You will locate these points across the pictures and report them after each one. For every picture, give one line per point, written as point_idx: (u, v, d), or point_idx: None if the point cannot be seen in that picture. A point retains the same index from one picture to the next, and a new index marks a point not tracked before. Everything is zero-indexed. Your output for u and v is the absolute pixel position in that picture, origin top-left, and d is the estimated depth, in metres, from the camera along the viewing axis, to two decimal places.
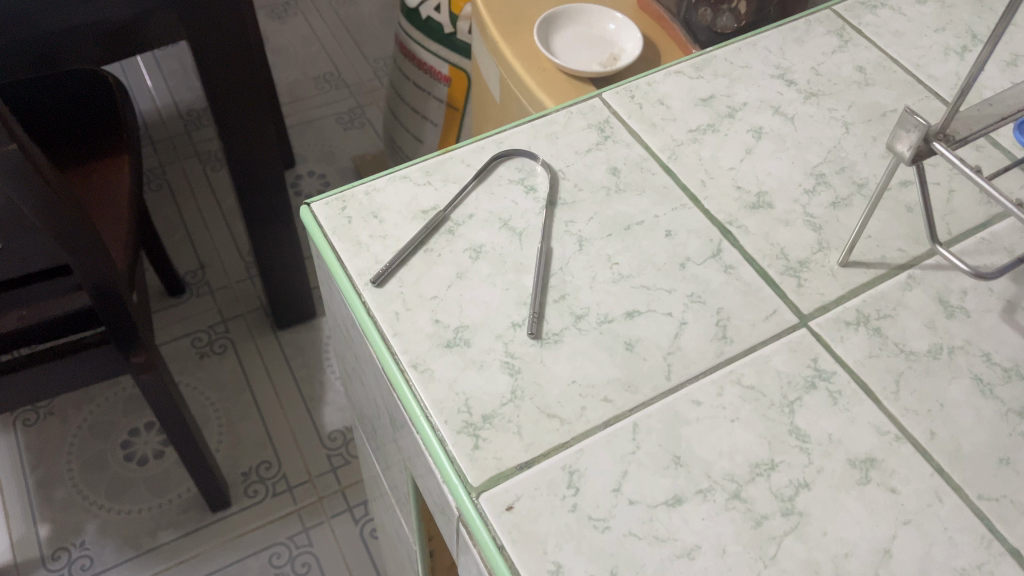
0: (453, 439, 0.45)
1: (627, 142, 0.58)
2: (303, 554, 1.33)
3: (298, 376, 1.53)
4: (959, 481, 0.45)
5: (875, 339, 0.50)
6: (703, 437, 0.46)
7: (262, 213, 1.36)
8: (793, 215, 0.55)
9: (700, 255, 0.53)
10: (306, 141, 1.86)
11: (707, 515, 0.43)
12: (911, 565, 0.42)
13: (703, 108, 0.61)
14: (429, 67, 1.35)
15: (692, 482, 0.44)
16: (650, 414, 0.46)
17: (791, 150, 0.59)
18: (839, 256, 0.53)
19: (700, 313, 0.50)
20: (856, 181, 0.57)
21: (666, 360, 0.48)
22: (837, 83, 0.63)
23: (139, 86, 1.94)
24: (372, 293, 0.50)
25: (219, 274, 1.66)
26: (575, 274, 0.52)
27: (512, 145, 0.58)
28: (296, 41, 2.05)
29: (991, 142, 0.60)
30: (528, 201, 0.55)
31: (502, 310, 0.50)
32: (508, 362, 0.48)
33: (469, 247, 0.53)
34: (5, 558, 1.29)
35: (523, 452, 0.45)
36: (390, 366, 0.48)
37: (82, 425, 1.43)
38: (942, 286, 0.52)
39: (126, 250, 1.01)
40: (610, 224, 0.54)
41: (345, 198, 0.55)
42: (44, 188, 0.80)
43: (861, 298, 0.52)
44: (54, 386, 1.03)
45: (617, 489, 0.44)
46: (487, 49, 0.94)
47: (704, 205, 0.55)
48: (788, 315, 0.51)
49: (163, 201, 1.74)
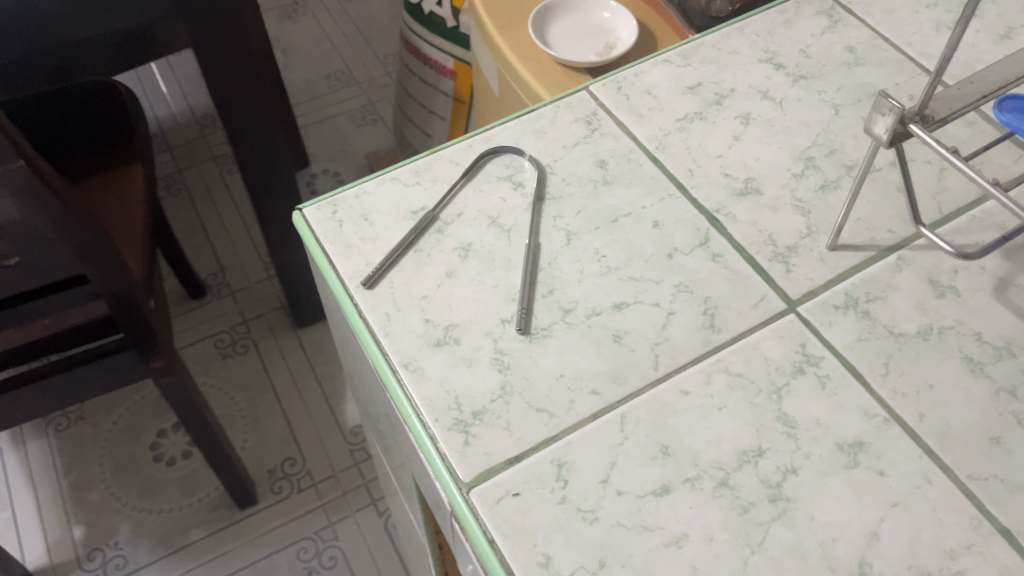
0: (443, 436, 0.46)
1: (614, 134, 0.59)
2: (330, 548, 1.35)
3: (319, 374, 1.55)
4: (949, 462, 0.45)
5: (865, 322, 0.50)
6: (691, 426, 0.46)
7: (275, 215, 1.38)
8: (781, 201, 0.55)
9: (688, 245, 0.53)
10: (319, 139, 1.88)
11: (695, 503, 0.44)
12: (899, 548, 0.42)
13: (691, 96, 0.61)
14: (434, 62, 1.36)
15: (680, 471, 0.45)
16: (638, 405, 0.47)
17: (779, 135, 0.59)
18: (828, 240, 0.53)
19: (688, 303, 0.51)
20: (845, 163, 0.57)
21: (653, 351, 0.49)
22: (826, 65, 0.63)
23: (154, 93, 1.97)
24: (363, 295, 0.51)
25: (238, 275, 1.68)
26: (563, 268, 0.52)
27: (500, 142, 0.58)
28: (306, 40, 2.07)
29: (984, 118, 0.59)
30: (516, 197, 0.56)
31: (491, 307, 0.51)
32: (498, 359, 0.49)
33: (458, 245, 0.53)
34: (43, 559, 1.33)
35: (513, 447, 0.45)
36: (382, 366, 0.49)
37: (112, 429, 1.47)
38: (933, 266, 0.52)
39: (141, 257, 1.03)
40: (598, 217, 0.55)
41: (336, 202, 0.56)
42: (56, 204, 0.82)
43: (850, 282, 0.52)
44: (78, 393, 1.06)
45: (605, 481, 0.44)
46: (484, 43, 0.94)
47: (692, 193, 0.56)
48: (776, 301, 0.51)
49: (181, 205, 1.77)
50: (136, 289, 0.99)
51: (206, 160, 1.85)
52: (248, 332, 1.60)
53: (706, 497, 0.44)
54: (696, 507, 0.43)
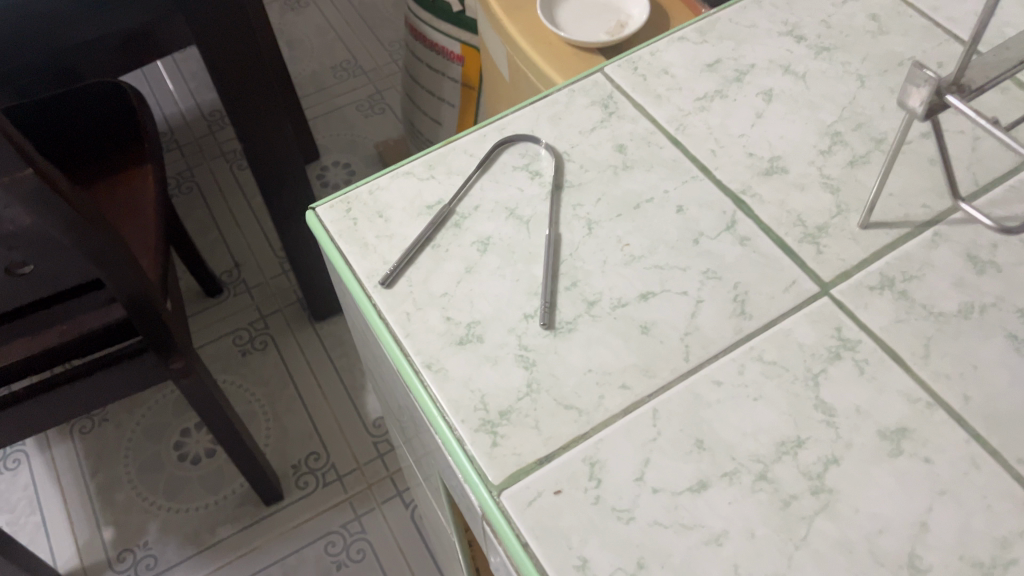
0: (471, 438, 0.44)
1: (632, 117, 0.57)
2: (357, 541, 1.35)
3: (338, 367, 1.55)
4: (997, 446, 0.43)
5: (902, 302, 0.48)
6: (726, 418, 0.44)
7: (287, 209, 1.36)
8: (809, 179, 0.53)
9: (714, 229, 0.51)
10: (328, 131, 1.86)
11: (734, 498, 0.42)
12: (949, 538, 0.41)
13: (710, 73, 0.59)
14: (441, 48, 1.34)
15: (716, 466, 0.43)
16: (670, 398, 0.45)
17: (803, 111, 0.56)
18: (859, 218, 0.51)
19: (717, 290, 0.49)
20: (873, 137, 0.55)
21: (683, 341, 0.47)
22: (849, 35, 0.60)
23: (161, 90, 1.95)
24: (381, 294, 0.50)
25: (254, 271, 1.67)
26: (585, 259, 0.51)
27: (514, 130, 0.56)
28: (310, 31, 2.05)
29: (1017, 84, 0.57)
30: (534, 186, 0.54)
31: (513, 302, 0.49)
32: (523, 356, 0.47)
33: (477, 239, 0.52)
34: (74, 562, 1.33)
35: (543, 447, 0.44)
36: (403, 367, 0.47)
37: (135, 430, 1.47)
38: (971, 241, 0.50)
39: (156, 258, 1.02)
40: (619, 204, 0.53)
41: (350, 199, 0.54)
42: (68, 211, 0.81)
43: (884, 261, 0.50)
44: (99, 397, 1.06)
45: (640, 478, 0.43)
46: (492, 27, 0.92)
47: (715, 175, 0.54)
48: (808, 284, 0.49)
49: (193, 203, 1.76)
50: (153, 291, 0.99)
51: (216, 157, 1.84)
52: (266, 327, 1.60)
53: (744, 490, 0.42)
54: (735, 501, 0.42)
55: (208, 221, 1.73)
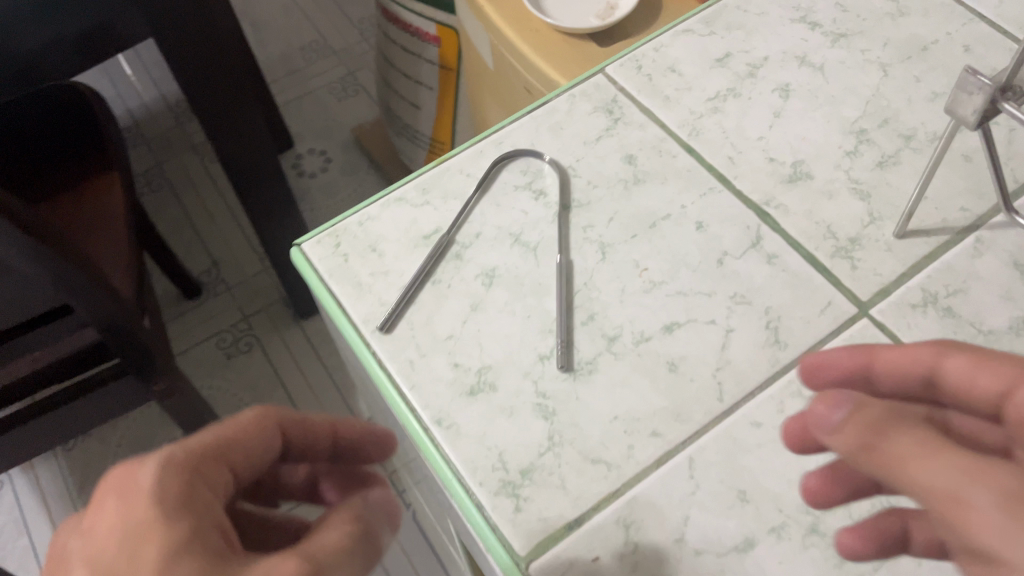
0: (491, 503, 0.40)
1: (640, 123, 0.52)
2: None
3: (328, 365, 1.50)
4: None
5: (949, 321, 0.44)
6: (768, 465, 0.41)
7: (264, 208, 1.31)
8: (836, 185, 0.49)
9: (738, 247, 0.47)
10: (301, 117, 1.79)
11: (785, 557, 0.39)
12: None
13: (720, 69, 0.54)
14: (416, 30, 1.27)
15: (762, 521, 0.40)
16: (706, 444, 0.41)
17: (824, 107, 0.52)
18: (895, 227, 0.47)
19: (747, 317, 0.45)
20: (903, 133, 0.51)
21: (715, 378, 0.43)
22: (867, 19, 0.56)
23: (121, 81, 1.87)
24: (381, 341, 0.45)
25: (233, 269, 1.62)
26: (601, 288, 0.46)
27: (512, 145, 0.52)
28: (274, 11, 1.96)
29: None
30: (539, 208, 0.49)
31: (527, 343, 0.45)
32: (541, 404, 0.43)
33: (481, 272, 0.47)
34: None
35: (571, 509, 0.40)
36: (410, 423, 0.43)
37: (121, 443, 1.42)
38: (1017, 246, 0.46)
39: (129, 275, 0.97)
40: (633, 224, 0.48)
41: (338, 232, 0.49)
42: (30, 241, 0.75)
43: (926, 274, 0.46)
44: (81, 423, 1.01)
45: (681, 539, 0.39)
46: (472, 14, 0.87)
47: (735, 185, 0.49)
48: (845, 305, 0.45)
49: (165, 200, 1.69)
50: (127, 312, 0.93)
51: (185, 150, 1.77)
52: (250, 327, 1.54)
53: (796, 548, 0.39)
54: (785, 561, 0.39)
55: (182, 219, 1.67)
